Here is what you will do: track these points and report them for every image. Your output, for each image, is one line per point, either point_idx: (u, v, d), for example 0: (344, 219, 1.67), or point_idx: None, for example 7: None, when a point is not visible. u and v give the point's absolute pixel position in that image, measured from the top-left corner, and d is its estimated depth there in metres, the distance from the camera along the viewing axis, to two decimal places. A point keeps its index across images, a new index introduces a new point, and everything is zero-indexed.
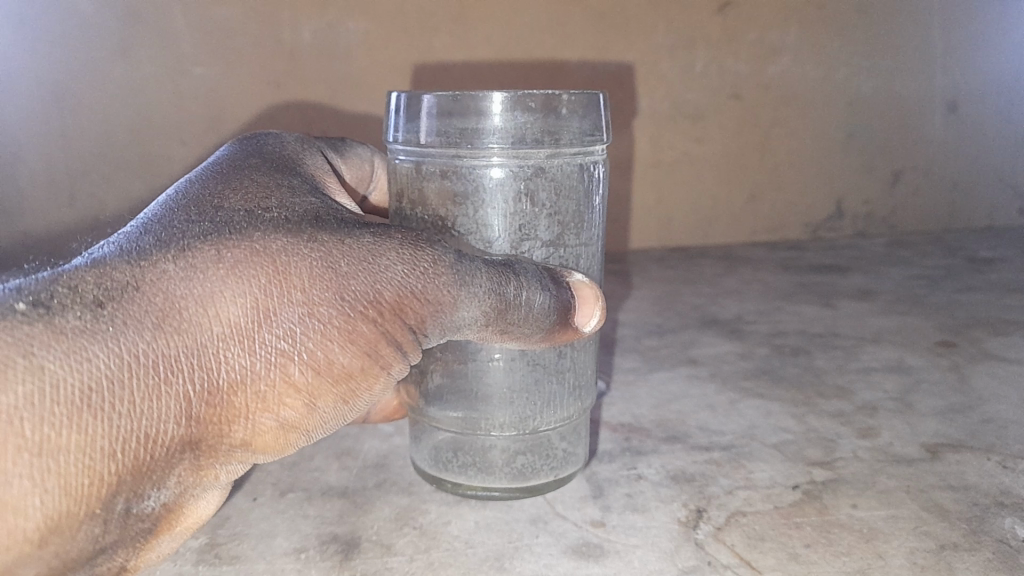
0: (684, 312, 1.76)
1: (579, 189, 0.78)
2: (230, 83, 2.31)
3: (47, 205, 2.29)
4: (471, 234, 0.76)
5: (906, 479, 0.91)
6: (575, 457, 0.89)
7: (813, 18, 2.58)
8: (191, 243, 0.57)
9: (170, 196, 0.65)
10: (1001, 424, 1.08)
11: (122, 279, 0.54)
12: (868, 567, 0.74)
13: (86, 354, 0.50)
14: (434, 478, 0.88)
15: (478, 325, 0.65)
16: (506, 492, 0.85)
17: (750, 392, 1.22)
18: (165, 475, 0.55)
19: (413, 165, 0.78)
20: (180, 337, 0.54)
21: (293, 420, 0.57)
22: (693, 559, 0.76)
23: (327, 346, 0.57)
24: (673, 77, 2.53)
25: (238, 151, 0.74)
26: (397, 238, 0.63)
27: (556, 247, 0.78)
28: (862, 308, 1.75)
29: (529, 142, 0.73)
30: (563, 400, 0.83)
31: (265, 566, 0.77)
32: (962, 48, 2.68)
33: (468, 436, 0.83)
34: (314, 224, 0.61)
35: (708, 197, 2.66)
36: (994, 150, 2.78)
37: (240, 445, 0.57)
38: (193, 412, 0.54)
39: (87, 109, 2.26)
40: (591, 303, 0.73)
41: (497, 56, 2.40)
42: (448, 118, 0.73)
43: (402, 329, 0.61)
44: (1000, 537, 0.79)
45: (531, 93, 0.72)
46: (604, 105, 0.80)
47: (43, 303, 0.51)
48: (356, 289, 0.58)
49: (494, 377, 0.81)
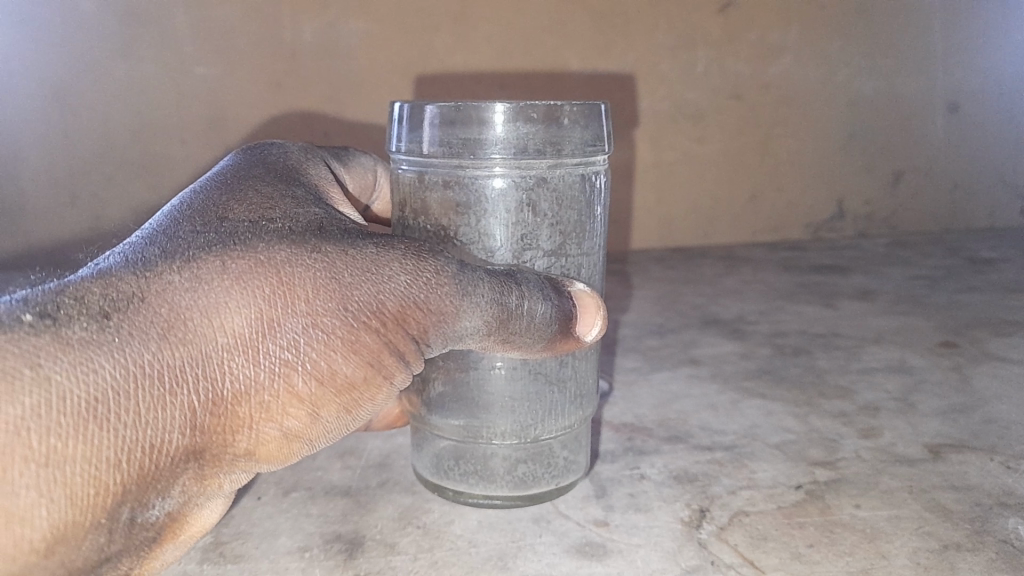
0: (685, 312, 1.76)
1: (581, 199, 0.78)
2: (231, 83, 2.31)
3: (48, 204, 2.29)
4: (473, 244, 0.76)
5: (908, 480, 0.91)
6: (576, 465, 0.88)
7: (814, 19, 2.58)
8: (196, 254, 0.57)
9: (175, 206, 0.65)
10: (1003, 424, 1.08)
11: (127, 290, 0.54)
12: (871, 567, 0.74)
13: (92, 365, 0.50)
14: (435, 485, 0.88)
15: (480, 335, 0.66)
16: (507, 500, 0.85)
17: (751, 393, 1.22)
18: (169, 485, 0.54)
19: (416, 174, 0.78)
20: (185, 348, 0.54)
21: (297, 429, 0.57)
22: (696, 559, 0.76)
23: (331, 356, 0.57)
24: (674, 78, 2.53)
25: (241, 160, 0.74)
26: (400, 249, 0.63)
27: (558, 257, 0.78)
28: (863, 309, 1.75)
29: (531, 152, 0.73)
30: (565, 409, 0.83)
31: (269, 565, 0.77)
32: (962, 49, 2.68)
33: (470, 443, 0.83)
34: (318, 235, 0.61)
35: (709, 198, 2.66)
36: (995, 150, 2.78)
37: (244, 454, 0.57)
38: (198, 422, 0.54)
39: (89, 108, 2.26)
40: (593, 312, 0.72)
41: (498, 56, 2.40)
42: (450, 128, 0.73)
43: (406, 339, 0.61)
44: (1003, 537, 0.79)
45: (534, 104, 0.72)
46: (606, 114, 0.80)
47: (49, 314, 0.51)
48: (360, 299, 0.59)
49: (495, 385, 0.80)
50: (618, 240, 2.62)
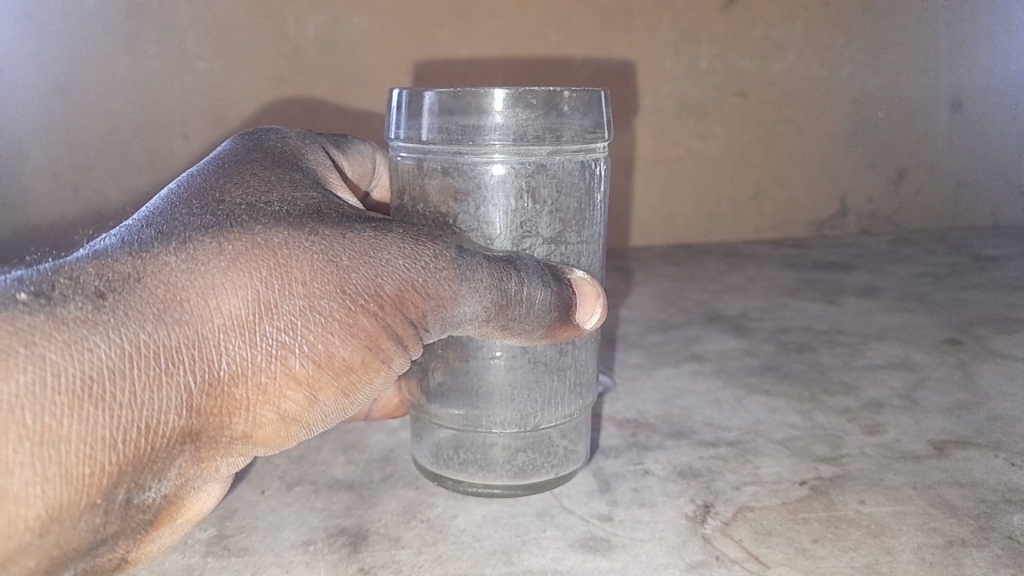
0: (688, 309, 1.76)
1: (580, 186, 0.77)
2: (235, 77, 2.31)
3: (51, 199, 2.29)
4: (472, 230, 0.76)
5: (912, 476, 0.91)
6: (576, 455, 0.88)
7: (819, 16, 2.57)
8: (194, 236, 0.57)
9: (172, 190, 0.64)
10: (1007, 421, 1.08)
11: (123, 271, 0.54)
12: (876, 562, 0.74)
13: (87, 344, 0.50)
14: (435, 475, 0.88)
15: (479, 321, 0.65)
16: (507, 489, 0.85)
17: (755, 389, 1.22)
18: (166, 466, 0.54)
19: (415, 161, 0.78)
20: (181, 328, 0.53)
21: (295, 412, 0.57)
22: (700, 554, 0.76)
23: (328, 339, 0.57)
24: (677, 73, 2.53)
25: (240, 146, 0.74)
26: (398, 232, 0.63)
27: (557, 244, 0.78)
28: (866, 305, 1.75)
29: (530, 139, 0.73)
30: (565, 397, 0.83)
31: (272, 559, 0.77)
32: (968, 47, 2.67)
33: (470, 432, 0.83)
34: (317, 218, 0.61)
35: (711, 195, 2.65)
36: (1000, 150, 2.76)
37: (241, 438, 0.57)
38: (194, 403, 0.54)
39: (92, 102, 2.26)
40: (593, 299, 0.72)
41: (502, 51, 2.40)
42: (450, 115, 0.73)
43: (404, 323, 0.61)
44: (1009, 533, 0.79)
45: (533, 90, 0.72)
46: (606, 102, 0.79)
47: (44, 293, 0.51)
48: (357, 282, 0.58)
49: (495, 375, 0.80)
50: (620, 236, 2.62)
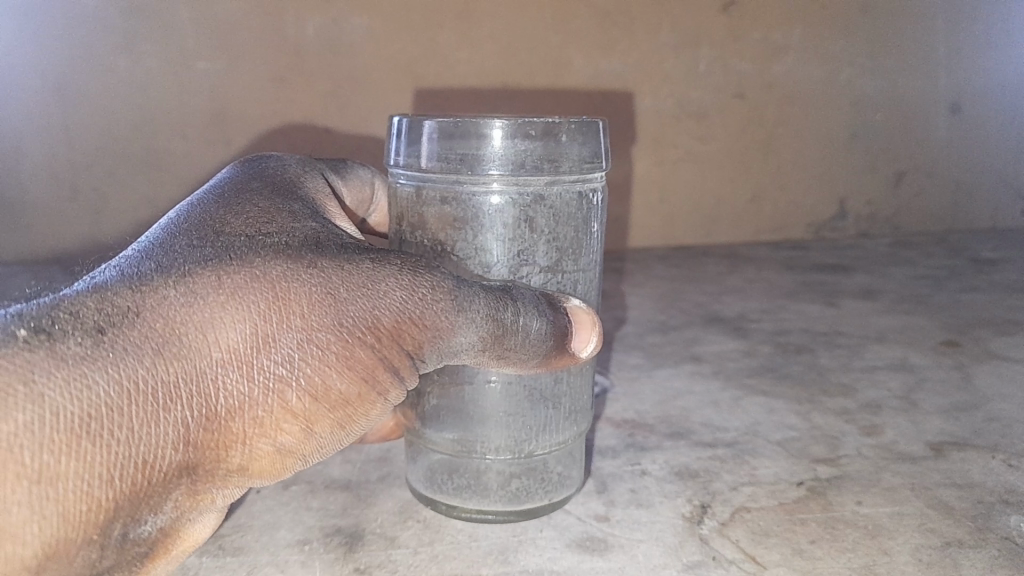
0: (687, 311, 1.76)
1: (577, 217, 0.77)
2: (235, 76, 2.31)
3: (47, 200, 2.28)
4: (469, 259, 0.76)
5: (910, 477, 0.91)
6: (570, 480, 0.85)
7: (818, 19, 2.58)
8: (193, 269, 0.57)
9: (172, 220, 0.64)
10: (1005, 423, 1.08)
11: (123, 306, 0.54)
12: (873, 564, 0.74)
13: (86, 381, 0.50)
14: (428, 500, 0.84)
15: (475, 350, 0.65)
16: (500, 515, 0.81)
17: (755, 391, 1.22)
18: (162, 500, 0.54)
19: (414, 189, 0.78)
20: (179, 363, 0.53)
21: (291, 446, 0.57)
22: (697, 554, 0.76)
23: (325, 372, 0.56)
24: (677, 76, 2.54)
25: (238, 173, 0.73)
26: (396, 264, 0.62)
27: (554, 273, 0.77)
28: (865, 307, 1.75)
29: (529, 169, 0.73)
30: (558, 424, 0.81)
31: (269, 558, 0.77)
32: (969, 49, 2.68)
33: (465, 458, 0.81)
34: (315, 250, 0.61)
35: (710, 199, 2.66)
36: (999, 152, 2.76)
37: (237, 470, 0.56)
38: (192, 437, 0.53)
39: (93, 101, 2.25)
40: (588, 328, 0.72)
41: (501, 53, 2.40)
42: (449, 142, 0.73)
43: (401, 355, 0.60)
44: (1006, 534, 0.79)
45: (532, 120, 0.71)
46: (604, 131, 0.79)
47: (44, 329, 0.51)
48: (354, 315, 0.58)
49: (491, 400, 0.79)
50: (618, 238, 2.61)
